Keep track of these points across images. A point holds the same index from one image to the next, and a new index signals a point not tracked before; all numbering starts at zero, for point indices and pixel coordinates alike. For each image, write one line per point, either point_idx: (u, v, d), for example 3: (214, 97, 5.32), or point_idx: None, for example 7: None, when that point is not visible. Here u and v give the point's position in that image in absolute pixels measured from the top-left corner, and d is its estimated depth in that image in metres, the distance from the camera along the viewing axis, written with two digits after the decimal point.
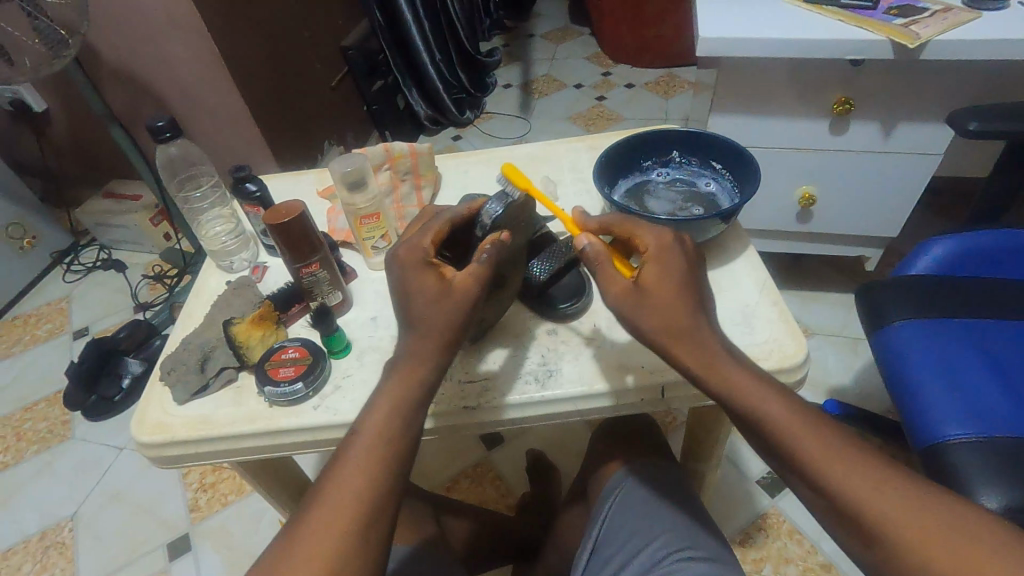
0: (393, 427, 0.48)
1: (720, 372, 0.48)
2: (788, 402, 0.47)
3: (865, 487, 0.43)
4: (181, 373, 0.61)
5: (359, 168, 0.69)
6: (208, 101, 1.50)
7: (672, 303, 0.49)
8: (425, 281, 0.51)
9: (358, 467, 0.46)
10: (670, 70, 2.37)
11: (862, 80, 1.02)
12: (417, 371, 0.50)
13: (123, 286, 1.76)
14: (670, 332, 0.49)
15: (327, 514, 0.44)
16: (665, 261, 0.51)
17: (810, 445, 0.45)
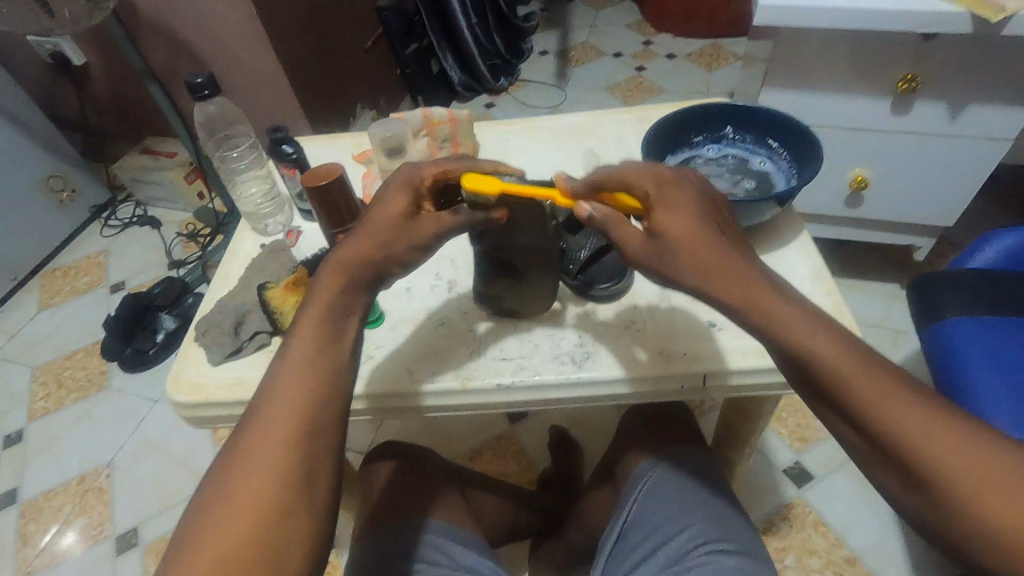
0: (319, 354, 0.47)
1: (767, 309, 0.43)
2: (839, 340, 0.41)
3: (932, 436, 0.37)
4: (216, 336, 0.61)
5: (397, 135, 0.73)
6: (244, 59, 1.49)
7: (695, 249, 0.44)
8: (392, 206, 0.51)
9: (284, 395, 0.44)
10: (716, 41, 2.27)
11: (932, 56, 0.95)
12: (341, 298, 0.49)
13: (159, 243, 1.79)
14: (710, 272, 0.44)
15: (261, 434, 0.43)
16: (672, 202, 0.46)
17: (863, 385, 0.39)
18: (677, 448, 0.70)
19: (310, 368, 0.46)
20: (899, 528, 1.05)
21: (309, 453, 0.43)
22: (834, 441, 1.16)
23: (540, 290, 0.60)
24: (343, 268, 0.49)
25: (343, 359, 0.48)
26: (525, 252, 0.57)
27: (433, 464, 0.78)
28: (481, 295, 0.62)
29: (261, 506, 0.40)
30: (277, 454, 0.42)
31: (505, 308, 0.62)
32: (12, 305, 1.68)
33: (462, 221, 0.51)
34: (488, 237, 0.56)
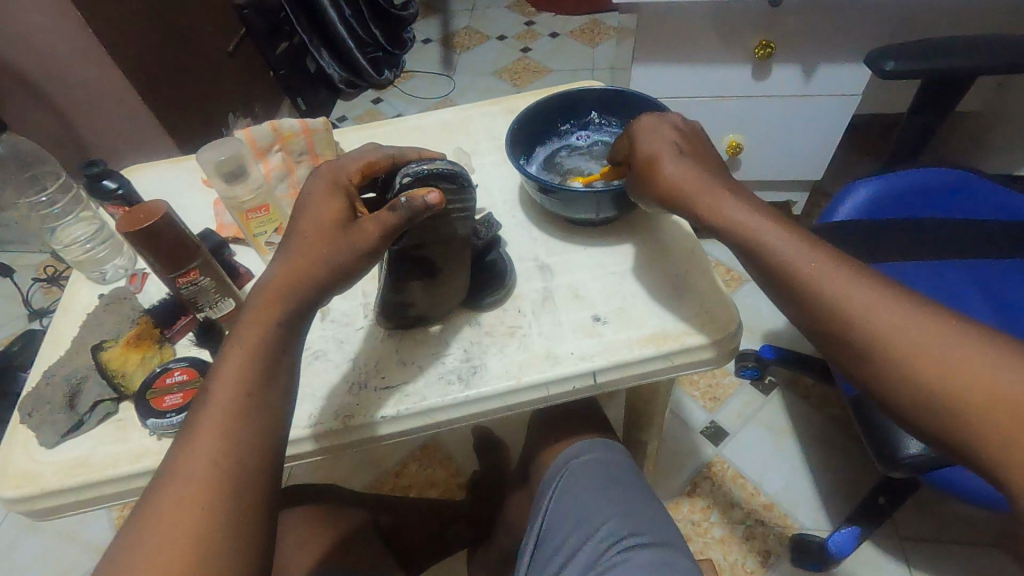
0: (246, 391, 0.44)
1: (759, 237, 0.48)
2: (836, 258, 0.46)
3: (896, 325, 0.42)
4: (46, 414, 0.53)
5: (236, 156, 0.61)
6: (79, 76, 1.31)
7: (691, 178, 0.52)
8: (325, 213, 0.48)
9: (206, 443, 0.42)
10: (595, 17, 2.29)
11: (781, 22, 0.99)
12: (275, 327, 0.46)
13: (12, 292, 1.58)
14: (689, 186, 0.51)
15: (183, 481, 0.41)
16: (659, 141, 0.54)
17: (849, 287, 0.44)
18: (584, 443, 0.69)
19: (236, 410, 0.43)
20: (808, 466, 1.12)
21: (236, 499, 0.41)
22: (743, 395, 1.22)
23: (456, 290, 0.56)
24: (276, 295, 0.46)
25: (274, 399, 0.45)
26: (443, 246, 0.52)
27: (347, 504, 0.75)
28: (392, 304, 0.56)
29: (183, 566, 0.38)
30: (202, 503, 0.40)
31: (416, 315, 0.57)
32: None
33: (401, 215, 0.46)
34: (412, 233, 0.50)
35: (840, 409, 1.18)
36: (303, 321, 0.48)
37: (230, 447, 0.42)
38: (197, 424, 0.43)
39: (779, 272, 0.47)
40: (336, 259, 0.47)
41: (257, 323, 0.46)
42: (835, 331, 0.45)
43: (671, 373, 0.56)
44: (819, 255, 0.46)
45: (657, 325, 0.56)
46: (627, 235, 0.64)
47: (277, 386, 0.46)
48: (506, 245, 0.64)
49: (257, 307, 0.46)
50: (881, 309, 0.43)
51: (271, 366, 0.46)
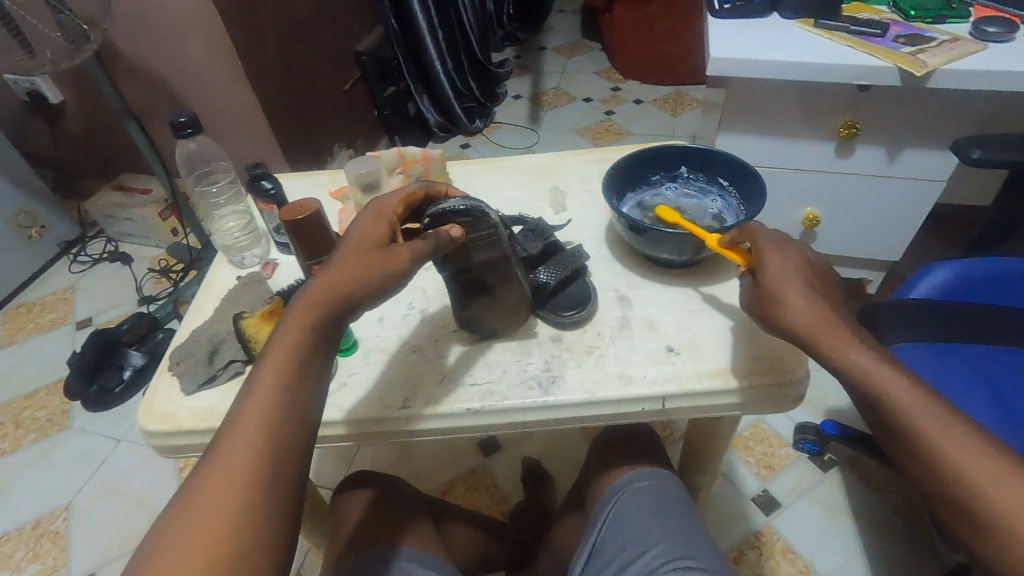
0: (286, 391, 0.45)
1: (842, 352, 0.48)
2: (914, 384, 0.46)
3: (979, 468, 0.42)
4: (189, 365, 0.63)
5: (372, 171, 0.77)
6: (223, 99, 1.52)
7: (820, 318, 0.49)
8: (367, 234, 0.51)
9: (248, 430, 0.43)
10: (680, 88, 2.40)
11: (867, 106, 1.04)
12: (312, 331, 0.47)
13: (129, 278, 1.77)
14: (820, 330, 0.49)
15: (219, 466, 0.41)
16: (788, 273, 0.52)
17: (927, 418, 0.45)
18: (635, 473, 0.72)
19: (277, 403, 0.44)
20: (864, 553, 1.07)
21: (268, 492, 0.41)
22: (800, 467, 1.19)
23: (518, 303, 0.63)
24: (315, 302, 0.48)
25: (312, 395, 0.46)
26: (488, 268, 0.59)
27: (403, 497, 0.77)
28: (463, 320, 0.64)
29: (213, 549, 0.38)
30: (237, 491, 0.40)
31: (491, 328, 0.64)
32: None
33: (430, 245, 0.53)
34: (452, 260, 0.58)
35: (903, 498, 1.13)
36: (338, 329, 0.49)
37: (266, 442, 0.43)
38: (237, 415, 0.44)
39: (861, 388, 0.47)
40: (378, 275, 0.49)
41: (295, 326, 0.47)
42: (914, 460, 0.45)
43: (735, 408, 0.60)
44: (899, 380, 0.46)
45: (727, 361, 0.61)
46: (704, 279, 0.69)
47: (311, 386, 0.46)
48: (591, 274, 0.71)
49: (295, 313, 0.48)
50: (961, 448, 0.43)
51: (307, 371, 0.47)
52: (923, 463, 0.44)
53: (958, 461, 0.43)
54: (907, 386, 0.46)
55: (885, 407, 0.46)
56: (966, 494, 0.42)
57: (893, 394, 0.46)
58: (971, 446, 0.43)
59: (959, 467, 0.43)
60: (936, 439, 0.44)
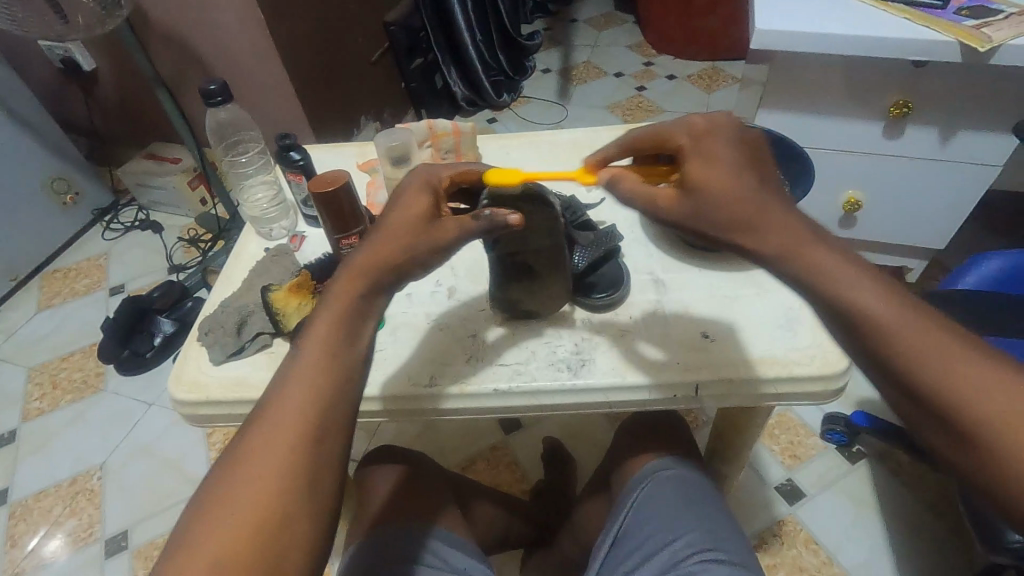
0: (332, 359, 0.44)
1: (805, 259, 0.40)
2: (890, 294, 0.39)
3: (973, 389, 0.35)
4: (218, 336, 0.63)
5: (403, 143, 0.75)
6: (251, 68, 1.51)
7: (733, 192, 0.42)
8: (414, 204, 0.49)
9: (298, 392, 0.42)
10: (715, 64, 2.31)
11: (922, 84, 0.98)
12: (360, 300, 0.46)
13: (159, 247, 1.80)
14: (741, 220, 0.42)
15: (271, 424, 0.41)
16: (706, 148, 0.44)
17: (903, 332, 0.37)
18: (661, 462, 0.70)
19: (325, 365, 0.44)
20: (892, 549, 1.04)
21: (318, 451, 0.41)
22: (827, 458, 1.16)
23: (556, 289, 0.61)
24: (361, 271, 0.47)
25: (357, 359, 0.45)
26: (538, 253, 0.58)
27: (427, 472, 0.78)
28: (500, 302, 0.63)
29: (265, 506, 0.39)
30: (288, 450, 0.40)
31: (522, 310, 0.63)
32: (8, 306, 1.68)
33: (483, 225, 0.50)
34: (502, 243, 0.56)
35: (935, 494, 1.09)
36: (383, 295, 0.48)
37: (314, 405, 0.42)
38: (284, 382, 0.43)
39: (838, 315, 0.39)
40: (425, 246, 0.48)
41: (343, 291, 0.46)
42: (898, 384, 0.38)
43: (773, 398, 0.58)
44: (877, 297, 0.39)
45: (767, 351, 0.58)
46: (743, 264, 0.66)
47: (358, 351, 0.46)
48: (625, 254, 0.69)
49: (342, 281, 0.47)
50: (959, 362, 0.36)
51: (352, 336, 0.46)
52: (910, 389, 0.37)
53: (959, 376, 0.36)
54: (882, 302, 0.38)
55: (864, 333, 0.39)
56: (961, 419, 0.35)
57: (875, 311, 0.38)
58: (963, 357, 0.36)
59: (953, 388, 0.36)
60: (922, 359, 0.37)
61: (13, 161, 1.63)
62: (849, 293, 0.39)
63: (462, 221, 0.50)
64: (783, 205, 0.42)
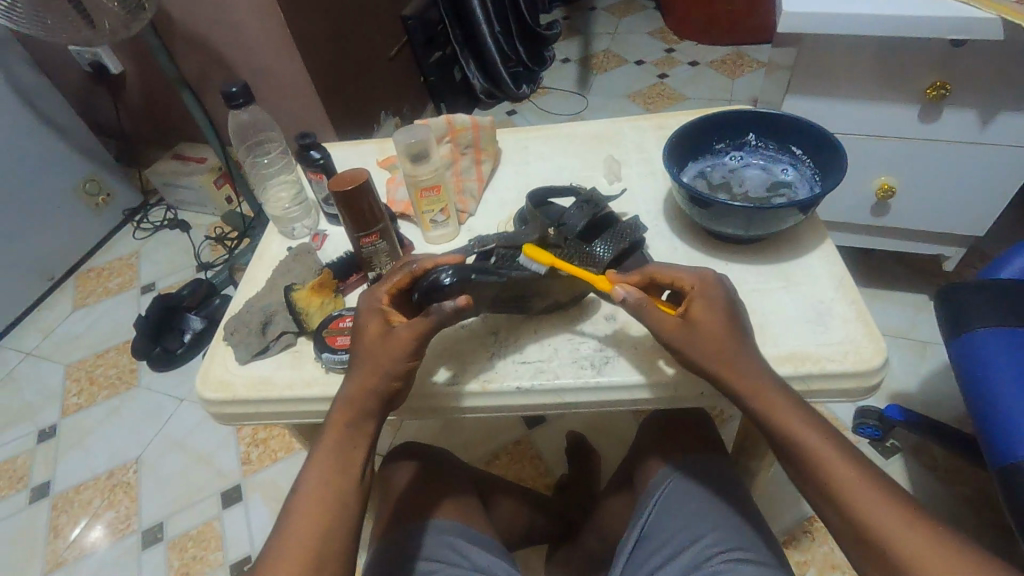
0: (332, 484, 0.51)
1: (766, 399, 0.50)
2: (836, 441, 0.49)
3: (899, 532, 0.44)
4: (243, 336, 0.63)
5: (423, 140, 0.67)
6: (272, 67, 1.53)
7: (717, 334, 0.51)
8: (371, 333, 0.54)
9: (304, 520, 0.49)
10: (739, 49, 2.26)
11: (961, 63, 0.94)
12: (353, 430, 0.53)
13: (188, 245, 1.84)
14: (722, 365, 0.51)
15: (283, 552, 0.47)
16: (712, 296, 0.53)
17: (845, 475, 0.47)
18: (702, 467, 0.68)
19: (327, 491, 0.50)
20: None
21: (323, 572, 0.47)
22: (860, 453, 1.13)
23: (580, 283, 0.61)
24: (351, 405, 0.53)
25: (352, 480, 0.51)
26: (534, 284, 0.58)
27: (449, 468, 0.77)
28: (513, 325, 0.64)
29: None
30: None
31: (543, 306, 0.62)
32: (45, 305, 1.73)
33: (434, 318, 0.52)
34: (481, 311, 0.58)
35: (973, 489, 1.06)
36: (373, 420, 0.53)
37: (320, 532, 0.48)
38: (290, 512, 0.50)
39: (795, 459, 0.50)
40: (392, 365, 0.52)
41: (336, 426, 0.53)
42: (841, 518, 0.47)
43: (804, 395, 0.56)
44: (819, 437, 0.49)
45: (798, 346, 0.57)
46: (771, 258, 0.65)
47: (354, 476, 0.51)
48: (648, 246, 0.67)
49: (336, 416, 0.53)
50: (875, 506, 0.46)
51: (348, 461, 0.52)
52: (851, 525, 0.46)
53: (877, 517, 0.45)
54: (828, 449, 0.48)
55: (816, 470, 0.48)
56: (889, 555, 0.44)
57: (813, 444, 0.49)
58: (890, 505, 0.46)
59: (882, 531, 0.45)
60: (850, 491, 0.47)
61: (46, 164, 1.68)
62: (792, 429, 0.49)
63: (412, 324, 0.52)
64: (751, 355, 0.52)
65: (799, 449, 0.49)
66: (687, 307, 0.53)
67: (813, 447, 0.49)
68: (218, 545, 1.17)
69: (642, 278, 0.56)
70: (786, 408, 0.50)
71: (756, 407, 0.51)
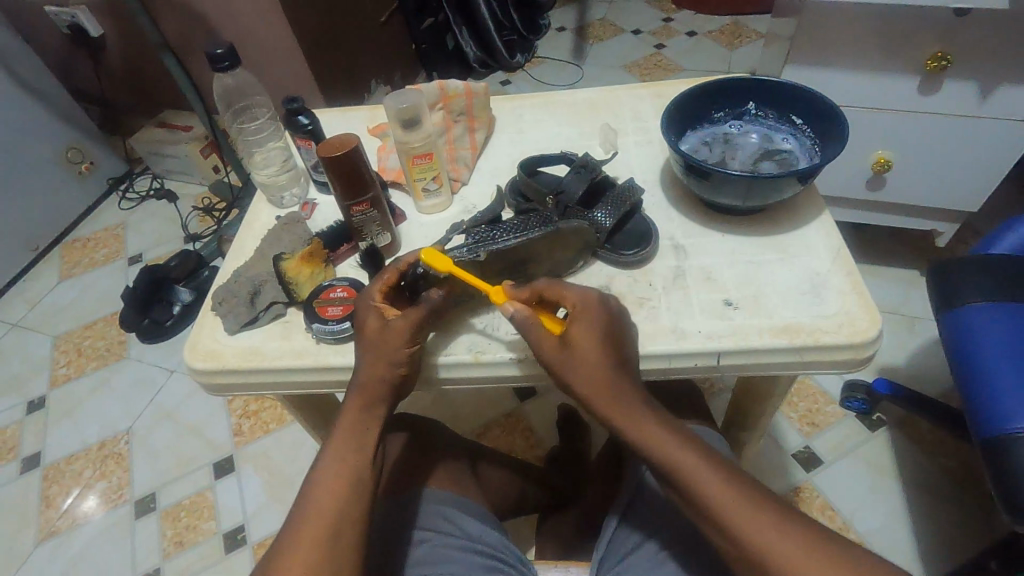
0: (350, 463, 0.50)
1: (649, 435, 0.49)
2: (706, 458, 0.48)
3: (796, 563, 0.42)
4: (232, 305, 0.62)
5: (414, 105, 0.64)
6: (258, 30, 1.47)
7: (591, 359, 0.50)
8: (371, 327, 0.54)
9: (321, 501, 0.48)
10: (738, 19, 2.21)
11: (964, 33, 0.92)
12: (365, 415, 0.52)
13: (175, 216, 1.80)
14: (593, 389, 0.50)
15: (299, 534, 0.46)
16: (589, 315, 0.51)
17: (718, 494, 0.46)
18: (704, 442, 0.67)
19: (342, 473, 0.49)
20: (911, 515, 1.03)
21: (339, 548, 0.46)
22: (845, 425, 1.15)
23: (575, 242, 0.59)
24: (363, 393, 0.53)
25: (364, 460, 0.50)
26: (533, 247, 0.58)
27: (442, 439, 0.76)
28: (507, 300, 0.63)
29: None
30: (316, 554, 0.45)
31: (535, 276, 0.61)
32: (30, 276, 1.70)
33: (427, 307, 0.52)
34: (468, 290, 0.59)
35: (956, 462, 1.08)
36: (388, 405, 0.53)
37: (335, 510, 0.47)
38: (307, 494, 0.49)
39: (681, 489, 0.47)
40: (395, 354, 0.52)
41: (352, 410, 0.53)
42: (730, 544, 0.45)
43: (798, 367, 0.56)
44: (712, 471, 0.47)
45: (793, 318, 0.56)
46: (767, 228, 0.64)
47: (367, 457, 0.51)
48: (646, 215, 0.66)
49: (350, 403, 0.53)
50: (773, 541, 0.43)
51: (362, 444, 0.51)
52: (731, 542, 0.45)
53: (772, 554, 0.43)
54: (695, 458, 0.47)
55: (696, 496, 0.46)
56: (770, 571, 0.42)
57: (690, 471, 0.47)
58: (782, 531, 0.43)
59: (765, 554, 0.43)
60: (740, 524, 0.44)
61: (26, 131, 1.63)
62: (679, 465, 0.47)
63: (410, 313, 0.53)
64: (625, 384, 0.50)
65: (687, 481, 0.47)
66: (569, 327, 0.51)
67: (695, 476, 0.46)
68: (211, 514, 1.18)
69: (533, 293, 0.54)
70: (651, 429, 0.49)
71: (641, 444, 0.49)
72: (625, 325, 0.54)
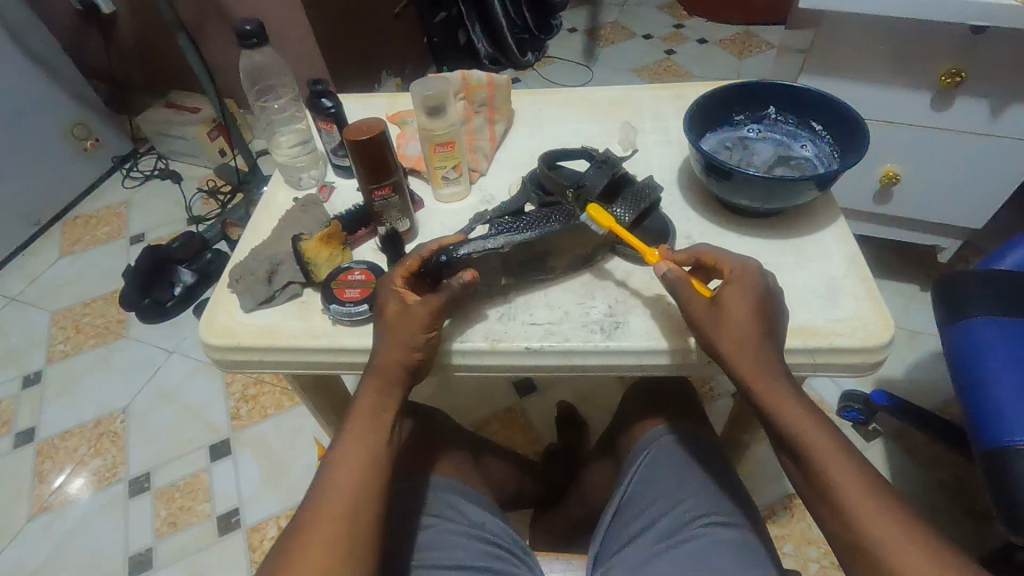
0: (365, 441, 0.50)
1: (776, 404, 0.49)
2: (828, 430, 0.48)
3: (899, 547, 0.43)
4: (249, 284, 0.62)
5: (440, 92, 0.65)
6: (275, 14, 1.47)
7: (744, 332, 0.50)
8: (391, 311, 0.54)
9: (340, 478, 0.48)
10: (748, 28, 2.23)
11: (979, 51, 0.93)
12: (382, 397, 0.53)
13: (179, 197, 1.80)
14: (740, 358, 0.50)
15: (317, 510, 0.46)
16: (743, 283, 0.51)
17: (841, 473, 0.46)
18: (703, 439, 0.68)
19: (359, 451, 0.50)
20: None
21: (357, 525, 0.46)
22: (842, 434, 1.16)
23: (595, 236, 0.60)
24: (381, 376, 0.53)
25: (381, 440, 0.51)
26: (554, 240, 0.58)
27: (444, 426, 0.77)
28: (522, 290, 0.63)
29: None
30: (337, 530, 0.45)
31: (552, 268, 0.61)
32: (31, 250, 1.69)
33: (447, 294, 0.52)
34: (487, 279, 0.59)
35: (950, 474, 1.09)
36: (404, 387, 0.54)
37: (353, 488, 0.48)
38: (325, 472, 0.49)
39: (802, 461, 0.48)
40: (414, 337, 0.53)
41: (369, 392, 0.53)
42: (837, 520, 0.46)
43: (810, 368, 0.57)
44: (830, 442, 0.47)
45: (807, 320, 0.57)
46: (783, 231, 0.65)
47: (384, 437, 0.51)
48: (664, 213, 0.67)
49: (367, 385, 0.53)
50: (884, 525, 0.44)
51: (379, 425, 0.52)
52: (846, 529, 0.45)
53: (882, 536, 0.43)
54: (828, 439, 0.47)
55: (820, 472, 0.47)
56: (879, 553, 0.43)
57: (812, 442, 0.47)
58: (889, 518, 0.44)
59: (875, 531, 0.44)
60: (858, 509, 0.45)
61: (33, 105, 1.62)
62: (815, 440, 0.47)
63: (430, 298, 0.53)
64: (780, 358, 0.50)
65: (808, 455, 0.47)
66: (721, 290, 0.52)
67: (821, 452, 0.47)
68: (206, 497, 1.17)
69: (688, 257, 0.56)
70: (801, 406, 0.49)
71: (766, 407, 0.49)
72: (775, 299, 0.54)
